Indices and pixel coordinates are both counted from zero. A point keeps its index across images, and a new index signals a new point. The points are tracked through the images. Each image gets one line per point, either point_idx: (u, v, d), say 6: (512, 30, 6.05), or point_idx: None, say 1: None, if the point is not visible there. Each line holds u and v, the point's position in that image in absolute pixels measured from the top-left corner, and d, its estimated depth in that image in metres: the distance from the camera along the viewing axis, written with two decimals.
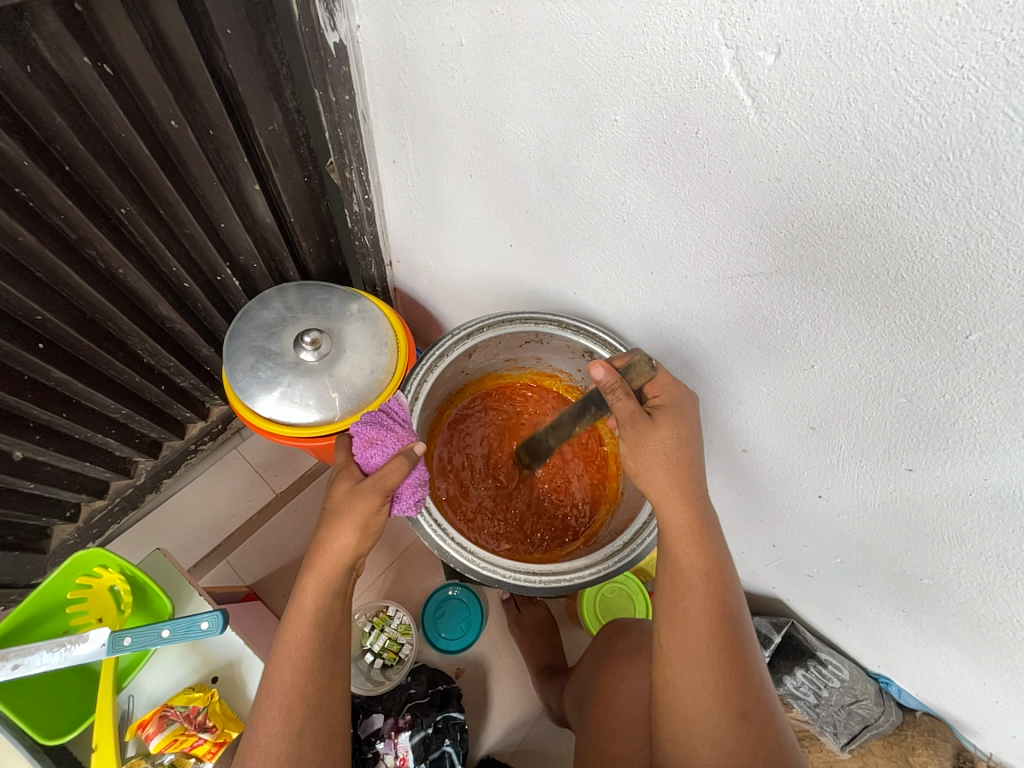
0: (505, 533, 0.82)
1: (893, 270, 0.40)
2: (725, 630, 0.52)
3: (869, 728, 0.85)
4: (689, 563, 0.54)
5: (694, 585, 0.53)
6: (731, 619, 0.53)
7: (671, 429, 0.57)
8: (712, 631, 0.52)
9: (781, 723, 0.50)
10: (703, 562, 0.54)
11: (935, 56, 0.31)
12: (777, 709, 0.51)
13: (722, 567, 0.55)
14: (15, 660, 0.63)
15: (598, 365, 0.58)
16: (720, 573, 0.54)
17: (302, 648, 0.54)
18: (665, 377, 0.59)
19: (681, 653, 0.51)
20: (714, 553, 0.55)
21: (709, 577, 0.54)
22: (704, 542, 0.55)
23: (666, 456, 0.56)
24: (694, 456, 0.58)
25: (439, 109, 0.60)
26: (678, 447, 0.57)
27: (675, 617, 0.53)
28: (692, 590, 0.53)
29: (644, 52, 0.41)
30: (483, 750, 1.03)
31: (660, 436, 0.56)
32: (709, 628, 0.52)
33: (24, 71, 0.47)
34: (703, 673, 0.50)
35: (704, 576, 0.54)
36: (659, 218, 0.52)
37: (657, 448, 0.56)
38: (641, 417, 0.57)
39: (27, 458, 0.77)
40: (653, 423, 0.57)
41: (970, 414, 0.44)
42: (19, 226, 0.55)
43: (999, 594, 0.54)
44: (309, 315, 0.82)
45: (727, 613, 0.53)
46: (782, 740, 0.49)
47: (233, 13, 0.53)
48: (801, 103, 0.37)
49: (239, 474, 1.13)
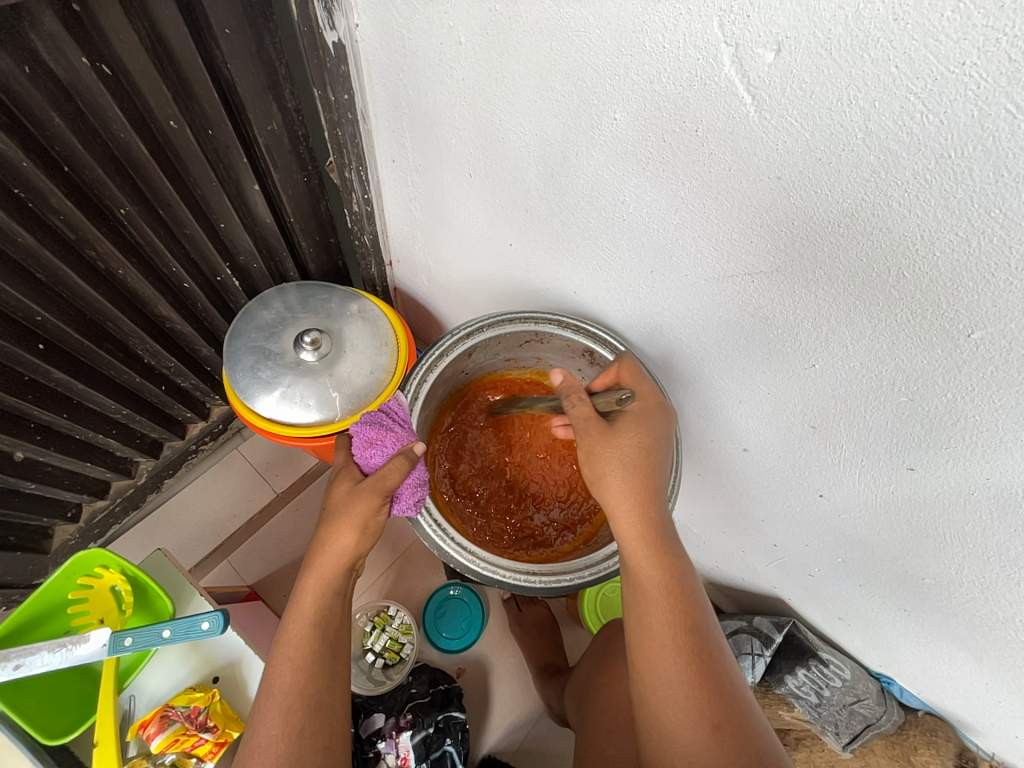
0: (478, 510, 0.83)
1: (894, 269, 0.40)
2: (692, 643, 0.51)
3: (870, 728, 0.84)
4: (649, 578, 0.54)
5: (657, 600, 0.53)
6: (697, 630, 0.52)
7: (631, 436, 0.57)
8: (679, 645, 0.51)
9: (760, 727, 0.49)
10: (662, 575, 0.53)
11: (936, 53, 0.31)
12: (754, 714, 0.50)
13: (683, 578, 0.54)
14: (16, 660, 0.63)
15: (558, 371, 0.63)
16: (682, 585, 0.53)
17: (301, 650, 0.54)
18: (646, 384, 0.61)
19: (652, 669, 0.51)
20: (672, 565, 0.54)
21: (672, 591, 0.53)
22: (661, 555, 0.54)
23: (627, 464, 0.56)
24: (656, 465, 0.57)
25: (438, 108, 0.60)
26: (641, 455, 0.57)
27: (642, 633, 0.53)
28: (653, 605, 0.53)
29: (643, 50, 0.41)
30: (483, 750, 1.03)
31: (621, 444, 0.56)
32: (675, 642, 0.51)
33: (22, 72, 0.47)
34: (673, 687, 0.50)
35: (665, 590, 0.53)
36: (659, 217, 0.52)
37: (617, 455, 0.56)
38: (596, 423, 0.58)
39: (28, 458, 0.77)
40: (611, 430, 0.57)
41: (972, 414, 0.44)
42: (18, 226, 0.55)
43: (1001, 593, 0.54)
44: (309, 315, 0.82)
45: (693, 624, 0.52)
46: (761, 747, 0.48)
47: (232, 13, 0.53)
48: (801, 100, 0.37)
49: (240, 475, 1.13)
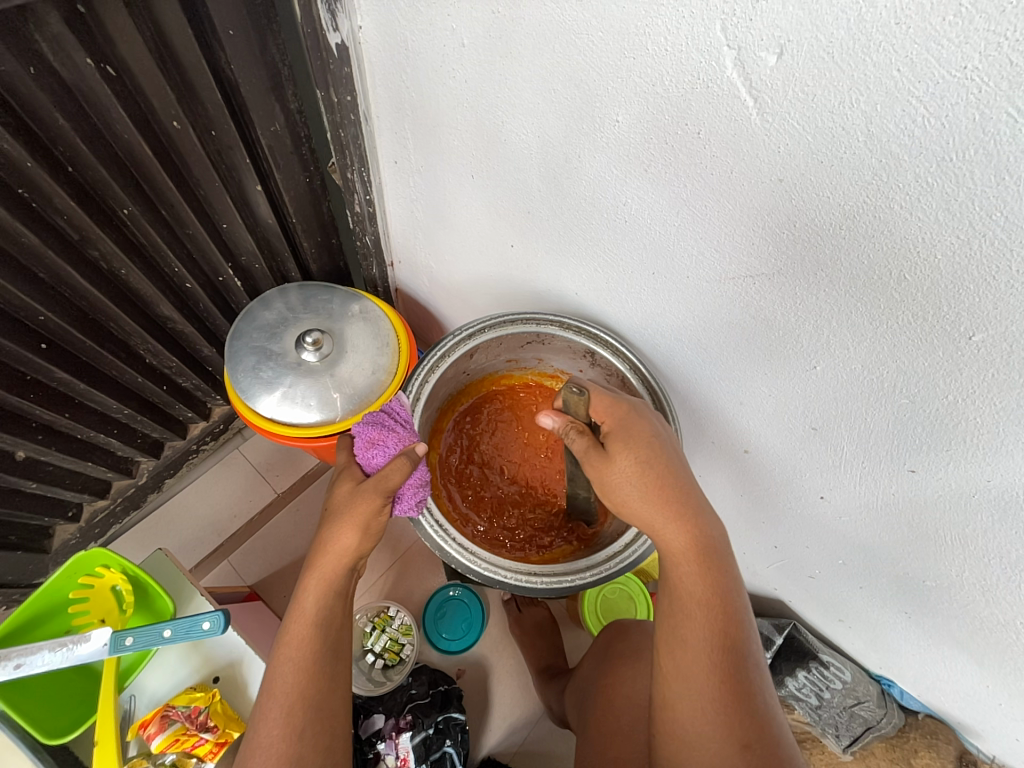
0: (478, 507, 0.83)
1: (896, 272, 0.40)
2: (727, 661, 0.51)
3: (870, 730, 0.85)
4: (689, 593, 0.53)
5: (695, 615, 0.52)
6: (734, 648, 0.52)
7: (628, 451, 0.57)
8: (713, 661, 0.51)
9: (787, 748, 0.49)
10: (703, 590, 0.53)
11: (938, 57, 0.31)
12: (783, 734, 0.50)
13: (724, 594, 0.53)
14: (17, 659, 0.63)
15: (545, 415, 0.62)
16: (722, 602, 0.53)
17: (303, 650, 0.54)
18: (605, 399, 0.61)
19: (681, 681, 0.51)
20: (716, 582, 0.53)
21: (712, 608, 0.53)
22: (704, 571, 0.54)
23: (636, 484, 0.56)
24: (665, 469, 0.56)
25: (439, 110, 0.60)
26: (645, 471, 0.56)
27: (676, 646, 0.52)
28: (693, 620, 0.52)
29: (645, 53, 0.41)
30: (483, 751, 1.03)
31: (620, 464, 0.56)
32: (710, 659, 0.51)
33: (27, 72, 0.47)
34: (703, 701, 0.50)
35: (704, 606, 0.53)
36: (660, 219, 0.52)
37: (622, 480, 0.56)
38: (594, 452, 0.58)
39: (30, 457, 0.77)
40: (609, 453, 0.57)
41: (973, 415, 0.44)
42: (22, 226, 0.55)
43: (1002, 595, 0.55)
44: (310, 315, 0.82)
45: (731, 641, 0.52)
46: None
47: (235, 14, 0.53)
48: (804, 103, 0.37)
49: (241, 475, 1.13)
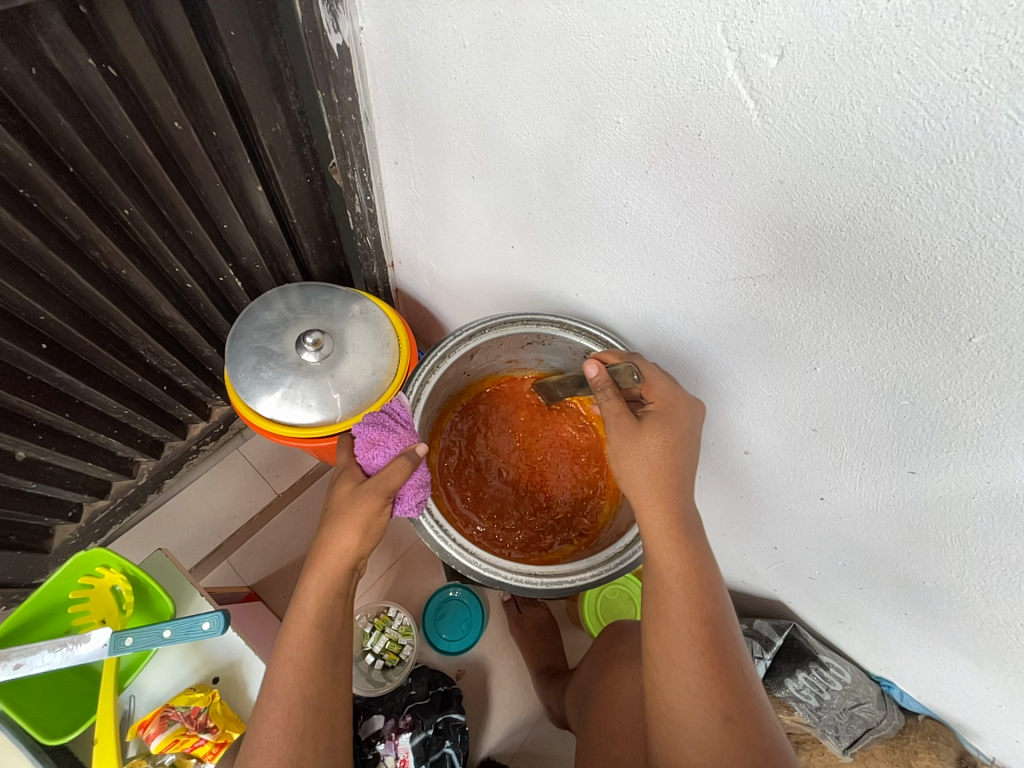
0: (477, 508, 0.83)
1: (896, 273, 0.41)
2: (707, 635, 0.51)
3: (871, 731, 0.85)
4: (669, 568, 0.54)
5: (675, 591, 0.53)
6: (714, 623, 0.52)
7: (659, 435, 0.56)
8: (693, 634, 0.51)
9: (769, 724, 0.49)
10: (681, 566, 0.53)
11: (938, 59, 0.31)
12: (767, 710, 0.50)
13: (702, 570, 0.53)
14: (17, 659, 0.63)
15: (591, 365, 0.61)
16: (701, 578, 0.53)
17: (304, 650, 0.54)
18: (661, 382, 0.59)
19: (665, 655, 0.51)
20: (694, 558, 0.54)
21: (690, 584, 0.53)
22: (682, 547, 0.54)
23: (649, 462, 0.56)
24: (682, 462, 0.57)
25: (440, 111, 0.60)
26: (664, 455, 0.56)
27: (659, 621, 0.52)
28: (672, 595, 0.53)
29: (646, 55, 0.41)
30: (482, 752, 1.03)
31: (645, 442, 0.56)
32: (691, 632, 0.51)
33: (29, 72, 0.47)
34: (686, 674, 0.50)
35: (682, 581, 0.53)
36: (661, 220, 0.52)
37: (641, 454, 0.56)
38: (627, 418, 0.58)
39: (30, 457, 0.77)
40: (641, 425, 0.57)
41: (973, 416, 0.44)
42: (23, 227, 0.55)
43: (1002, 597, 0.55)
44: (311, 316, 0.82)
45: (710, 619, 0.52)
46: (770, 743, 0.47)
47: (237, 16, 0.53)
48: (804, 106, 0.37)
49: (240, 475, 1.13)
